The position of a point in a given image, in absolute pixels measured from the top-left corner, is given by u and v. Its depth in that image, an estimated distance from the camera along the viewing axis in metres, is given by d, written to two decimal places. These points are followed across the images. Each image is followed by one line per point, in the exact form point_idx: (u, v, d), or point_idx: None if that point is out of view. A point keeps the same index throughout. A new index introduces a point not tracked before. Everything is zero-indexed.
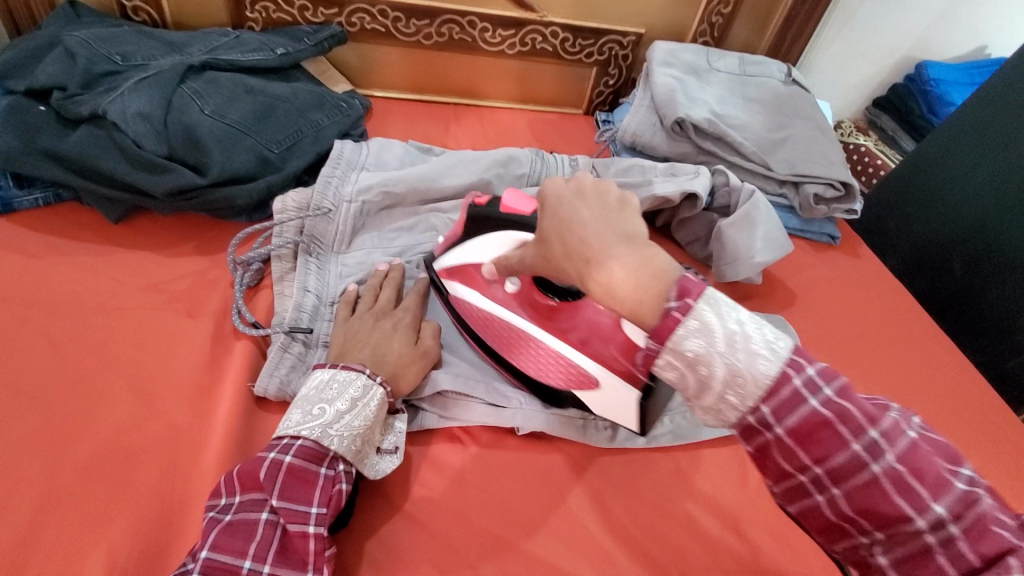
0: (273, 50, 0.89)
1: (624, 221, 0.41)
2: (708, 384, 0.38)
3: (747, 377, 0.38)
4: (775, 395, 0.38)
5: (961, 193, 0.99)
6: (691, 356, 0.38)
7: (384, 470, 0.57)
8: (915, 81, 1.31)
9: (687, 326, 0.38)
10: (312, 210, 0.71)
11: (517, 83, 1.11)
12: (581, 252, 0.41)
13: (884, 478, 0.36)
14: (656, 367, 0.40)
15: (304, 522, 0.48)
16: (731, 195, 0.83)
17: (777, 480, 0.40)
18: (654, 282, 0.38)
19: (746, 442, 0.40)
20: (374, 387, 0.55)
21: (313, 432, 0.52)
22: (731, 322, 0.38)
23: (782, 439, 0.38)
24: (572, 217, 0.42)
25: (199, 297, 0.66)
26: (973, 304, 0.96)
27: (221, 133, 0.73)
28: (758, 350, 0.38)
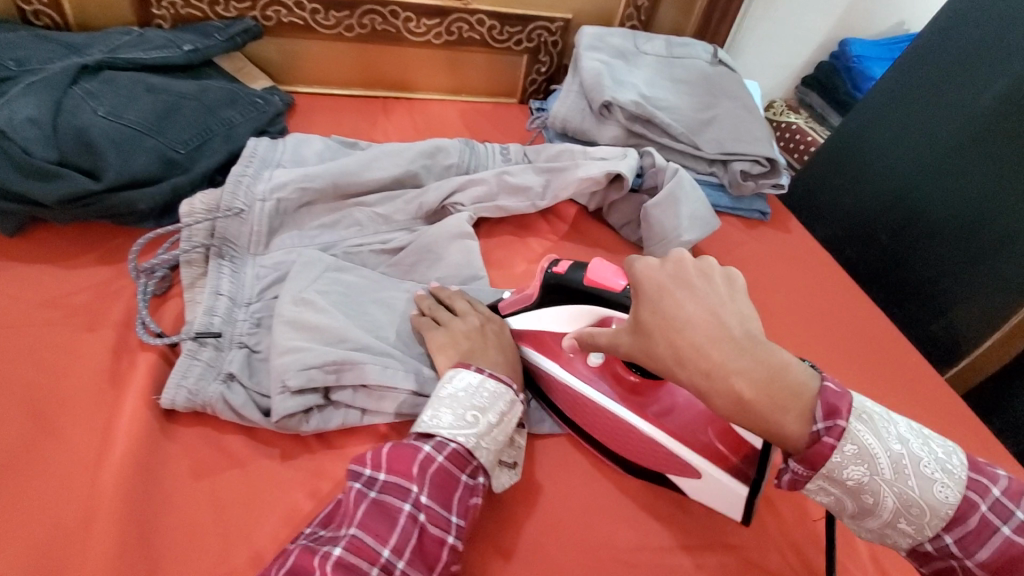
0: (179, 47, 0.85)
1: (738, 318, 0.45)
2: (874, 511, 0.44)
3: (920, 506, 0.43)
4: (955, 524, 0.43)
5: (887, 163, 1.01)
6: (852, 484, 0.44)
7: (503, 485, 0.57)
8: (839, 58, 1.35)
9: (844, 452, 0.43)
10: (223, 211, 0.68)
11: (448, 73, 1.09)
12: (703, 361, 0.44)
13: None
14: (808, 490, 0.46)
15: (445, 530, 0.48)
16: (657, 176, 0.84)
17: None
18: (784, 396, 0.43)
19: (925, 565, 0.46)
20: (517, 403, 0.56)
21: (469, 440, 0.52)
22: (894, 448, 0.44)
23: (972, 568, 0.43)
24: (680, 314, 0.46)
25: (101, 310, 0.63)
26: (898, 271, 1.00)
27: (118, 135, 0.69)
28: (930, 475, 0.44)
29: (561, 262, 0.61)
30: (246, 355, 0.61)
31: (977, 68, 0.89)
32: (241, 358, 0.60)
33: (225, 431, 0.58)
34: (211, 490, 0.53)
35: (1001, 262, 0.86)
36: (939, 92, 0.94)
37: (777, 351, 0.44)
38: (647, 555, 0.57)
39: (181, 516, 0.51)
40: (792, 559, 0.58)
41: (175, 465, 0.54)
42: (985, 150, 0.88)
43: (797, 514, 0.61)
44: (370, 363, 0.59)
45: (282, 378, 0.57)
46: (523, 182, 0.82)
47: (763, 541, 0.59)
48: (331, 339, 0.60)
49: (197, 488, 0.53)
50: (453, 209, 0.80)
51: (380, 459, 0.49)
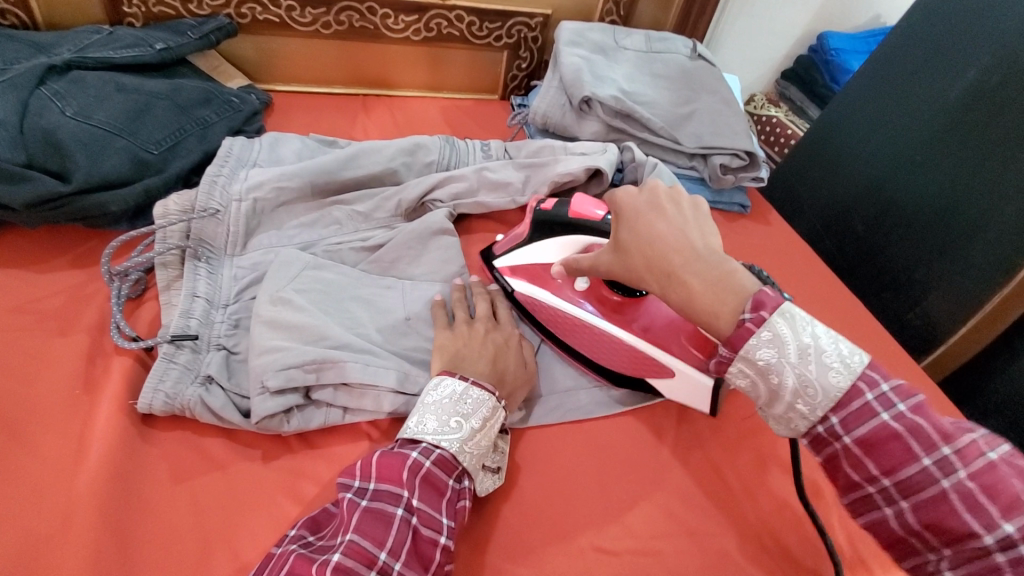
0: (151, 46, 0.83)
1: (699, 234, 0.51)
2: (778, 393, 0.44)
3: (816, 387, 0.43)
4: (843, 406, 0.43)
5: (861, 154, 1.03)
6: (762, 364, 0.44)
7: (488, 488, 0.57)
8: (817, 52, 1.36)
9: (760, 336, 0.44)
10: (198, 212, 0.68)
11: (428, 70, 1.09)
12: (665, 266, 0.50)
13: (955, 494, 0.39)
14: (729, 374, 0.47)
15: (438, 530, 0.48)
16: (637, 171, 0.84)
17: (846, 490, 0.45)
18: (725, 291, 0.46)
19: (818, 451, 0.45)
20: (499, 409, 0.56)
21: (453, 446, 0.52)
22: (807, 338, 0.43)
23: (849, 448, 0.43)
24: (647, 229, 0.52)
25: (74, 314, 0.62)
26: (875, 261, 1.02)
27: (88, 136, 0.67)
28: (830, 363, 0.43)
29: (548, 202, 0.70)
30: (224, 357, 0.60)
31: (948, 59, 0.90)
32: (219, 360, 0.59)
33: (203, 434, 0.57)
34: (188, 494, 0.53)
35: (972, 250, 0.88)
36: (911, 84, 0.95)
37: (731, 262, 0.48)
38: (629, 548, 0.57)
39: (157, 520, 0.51)
40: (772, 548, 0.59)
41: (151, 470, 0.54)
42: (956, 140, 0.89)
43: (776, 503, 0.62)
44: (350, 362, 0.58)
45: (260, 379, 0.56)
46: (503, 178, 0.82)
47: (743, 531, 0.60)
48: (311, 338, 0.60)
49: (174, 492, 0.53)
50: (434, 206, 0.80)
51: (370, 466, 0.49)
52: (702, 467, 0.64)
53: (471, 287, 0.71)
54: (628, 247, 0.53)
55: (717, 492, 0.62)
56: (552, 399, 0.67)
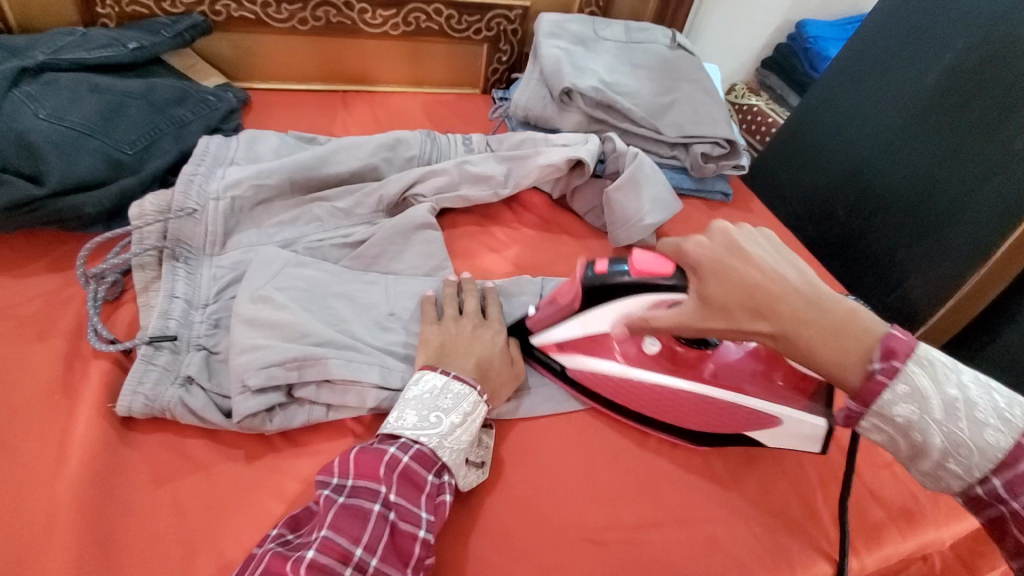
0: (124, 45, 0.82)
1: (797, 276, 0.52)
2: (925, 450, 0.45)
3: (970, 446, 0.43)
4: (1007, 466, 0.43)
5: (842, 140, 1.03)
6: (901, 421, 0.46)
7: (471, 483, 0.57)
8: (796, 40, 1.37)
9: (894, 390, 0.45)
10: (175, 212, 0.67)
11: (408, 65, 1.08)
12: (774, 317, 0.50)
13: None
14: (859, 427, 0.48)
15: (417, 524, 0.48)
16: (619, 161, 0.84)
17: (1014, 555, 0.44)
18: (850, 341, 0.47)
19: (979, 513, 0.46)
20: (481, 405, 0.56)
21: (431, 440, 0.52)
22: (950, 391, 0.44)
23: (1018, 513, 0.42)
24: (743, 278, 0.52)
25: (51, 318, 0.61)
26: (856, 246, 1.03)
27: (59, 138, 0.66)
28: (983, 418, 0.43)
29: (599, 261, 0.61)
30: (204, 357, 0.60)
31: (923, 44, 0.91)
32: (199, 360, 0.59)
33: (186, 435, 0.57)
34: (173, 498, 0.52)
35: (951, 233, 0.89)
36: (890, 69, 0.96)
37: (846, 305, 0.49)
38: (618, 536, 0.57)
39: (141, 524, 0.50)
40: (757, 530, 0.60)
41: (133, 474, 0.53)
42: (933, 123, 0.90)
43: (760, 485, 0.63)
44: (332, 358, 0.58)
45: (241, 378, 0.56)
46: (485, 171, 0.82)
47: (729, 516, 0.60)
48: (291, 335, 0.59)
49: (158, 496, 0.52)
50: (416, 201, 0.79)
51: (346, 463, 0.49)
52: (687, 454, 0.65)
53: (463, 283, 0.69)
54: (719, 296, 0.53)
55: (704, 478, 0.63)
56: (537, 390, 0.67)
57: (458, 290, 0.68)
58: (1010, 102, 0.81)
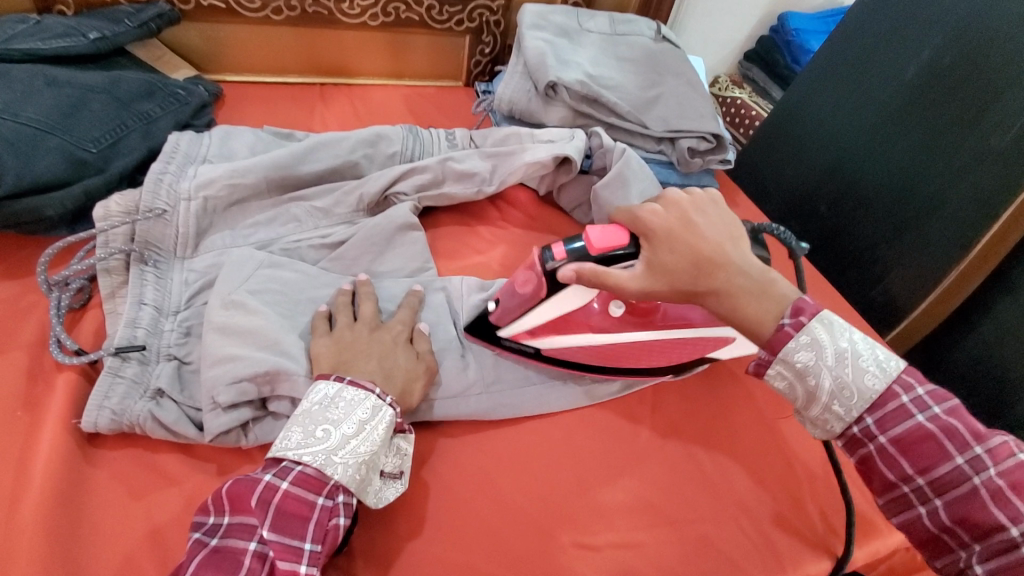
0: (84, 35, 0.77)
1: (730, 239, 0.53)
2: (815, 394, 0.48)
3: (853, 389, 0.47)
4: (878, 407, 0.47)
5: (824, 133, 1.04)
6: (800, 366, 0.48)
7: (387, 498, 0.53)
8: (779, 33, 1.36)
9: (799, 340, 0.48)
10: (143, 213, 0.64)
11: (388, 56, 1.05)
12: (699, 271, 0.51)
13: (984, 489, 0.43)
14: (769, 377, 0.50)
15: (297, 560, 0.45)
16: (606, 156, 0.83)
17: (883, 490, 0.49)
18: (769, 302, 0.50)
19: (852, 451, 0.50)
20: (384, 409, 0.52)
21: (316, 459, 0.48)
22: (842, 342, 0.47)
23: (884, 448, 0.47)
24: (679, 231, 0.53)
25: (10, 329, 0.58)
26: (840, 239, 1.03)
27: (14, 134, 0.62)
28: (866, 366, 0.47)
29: (556, 248, 0.56)
30: (175, 368, 0.57)
31: (903, 39, 0.91)
32: (170, 371, 0.56)
33: (159, 451, 0.54)
34: (146, 517, 0.50)
35: (929, 225, 0.90)
36: (869, 62, 0.96)
37: (769, 273, 0.52)
38: (608, 539, 0.57)
39: (112, 543, 0.48)
40: (752, 529, 0.60)
41: (103, 491, 0.51)
42: (915, 119, 0.90)
43: (754, 483, 0.63)
44: (304, 374, 0.56)
45: (211, 394, 0.54)
46: (469, 168, 0.80)
47: (720, 515, 0.60)
48: (267, 344, 0.57)
49: (128, 513, 0.50)
50: (397, 199, 0.77)
51: (219, 500, 0.46)
52: (679, 454, 0.64)
53: (359, 288, 0.65)
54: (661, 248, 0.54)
55: (695, 478, 0.62)
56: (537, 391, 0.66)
57: (352, 297, 0.64)
58: (987, 97, 0.82)
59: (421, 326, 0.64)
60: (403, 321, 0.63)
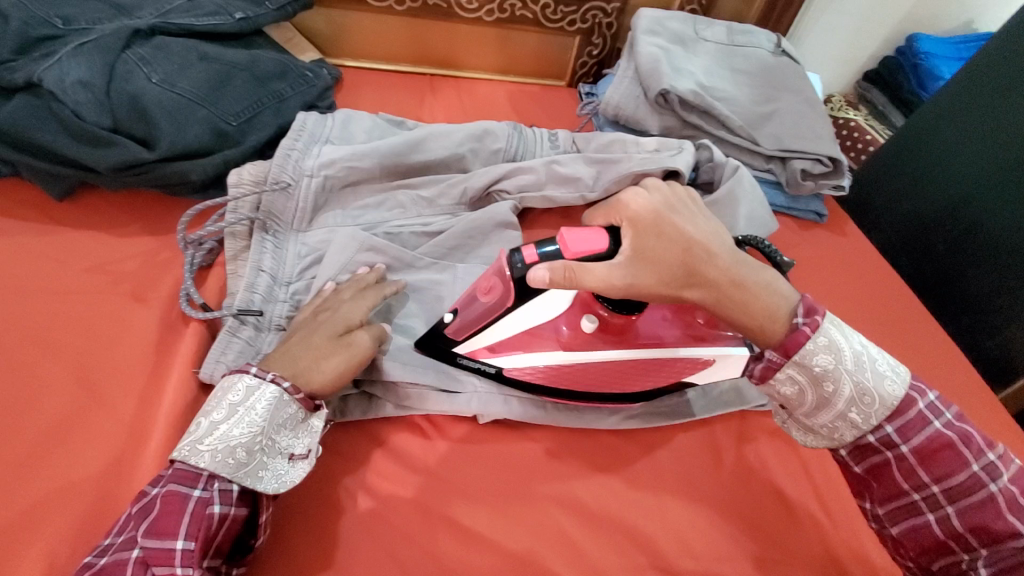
0: (231, 14, 0.80)
1: (720, 238, 0.56)
2: (830, 401, 0.51)
3: (873, 396, 0.50)
4: (899, 415, 0.50)
5: (947, 168, 0.96)
6: (818, 371, 0.50)
7: (293, 480, 0.50)
8: (905, 54, 1.27)
9: (816, 342, 0.50)
10: (270, 184, 0.68)
11: (498, 52, 1.06)
12: (702, 271, 0.53)
13: (1001, 497, 0.47)
14: (776, 382, 0.52)
15: (170, 563, 0.43)
16: (715, 171, 0.81)
17: (890, 498, 0.51)
18: (778, 299, 0.53)
19: (863, 461, 0.52)
20: (262, 386, 0.49)
21: (181, 452, 0.47)
22: (856, 344, 0.51)
23: (904, 455, 0.50)
24: (675, 231, 0.54)
25: (148, 280, 0.64)
26: (955, 283, 0.95)
27: (172, 104, 0.68)
28: (883, 372, 0.51)
29: (529, 250, 0.52)
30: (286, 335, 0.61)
31: None
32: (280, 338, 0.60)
33: None
34: None
35: None
36: (1007, 97, 0.88)
37: (769, 269, 0.55)
38: (688, 568, 0.56)
39: None
40: None
41: None
42: None
43: (847, 533, 0.59)
44: None
45: None
46: (573, 172, 0.79)
47: (807, 562, 0.57)
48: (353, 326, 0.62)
49: None
50: (498, 196, 0.78)
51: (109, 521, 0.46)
52: (767, 491, 0.61)
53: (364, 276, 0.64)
54: (659, 254, 0.53)
55: (781, 518, 0.60)
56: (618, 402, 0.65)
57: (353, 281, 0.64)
58: None
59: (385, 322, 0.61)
60: (365, 300, 0.60)
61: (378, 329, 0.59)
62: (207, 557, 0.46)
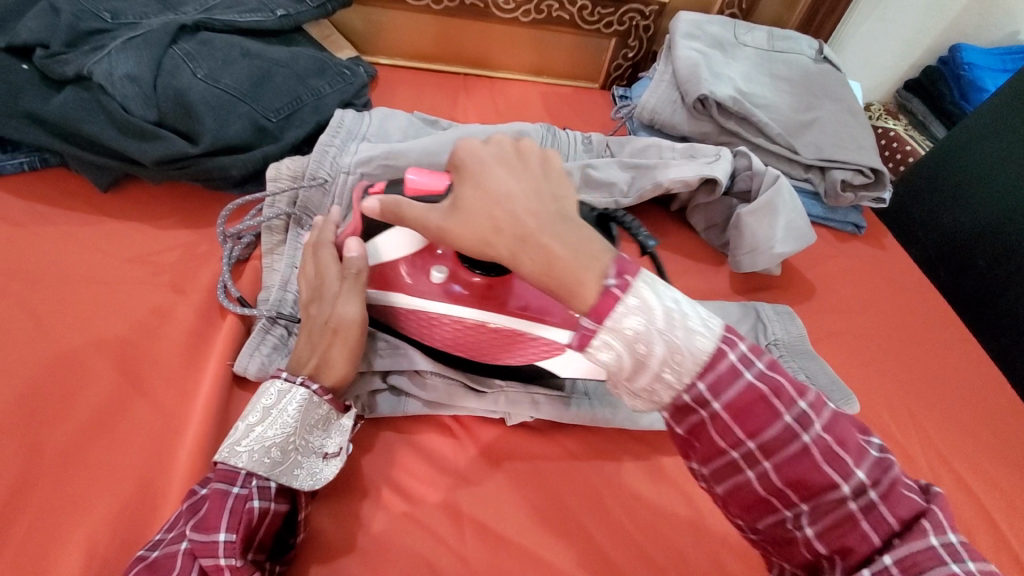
0: (272, 11, 0.81)
1: (553, 195, 0.42)
2: (645, 363, 0.38)
3: (685, 354, 0.38)
4: (709, 370, 0.38)
5: (992, 182, 0.93)
6: (630, 335, 0.38)
7: (327, 476, 0.51)
8: (948, 65, 1.24)
9: (625, 304, 0.38)
10: (307, 180, 0.68)
11: (532, 53, 1.05)
12: (517, 227, 0.40)
13: (814, 448, 0.38)
14: (592, 350, 0.39)
15: (214, 554, 0.43)
16: (753, 179, 0.79)
17: (707, 459, 0.41)
18: (586, 257, 0.39)
19: (678, 422, 0.40)
20: (294, 390, 0.50)
21: (221, 454, 0.47)
22: (669, 300, 0.39)
23: (718, 415, 0.39)
24: (498, 187, 0.42)
25: (188, 272, 0.64)
26: (995, 300, 0.91)
27: (215, 100, 0.69)
28: (694, 327, 0.39)
29: (376, 185, 0.56)
30: None
31: None
32: None
33: None
34: None
35: None
36: None
37: (585, 225, 0.41)
38: None
39: None
40: None
41: None
42: None
43: None
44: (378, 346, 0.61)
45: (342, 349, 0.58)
46: (608, 177, 0.78)
47: None
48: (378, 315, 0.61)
49: None
50: None
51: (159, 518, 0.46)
52: None
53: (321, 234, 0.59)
54: (472, 207, 0.42)
55: None
56: (651, 406, 0.63)
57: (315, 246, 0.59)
58: None
59: (356, 254, 0.55)
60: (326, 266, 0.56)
61: (357, 283, 0.54)
62: (250, 550, 0.46)
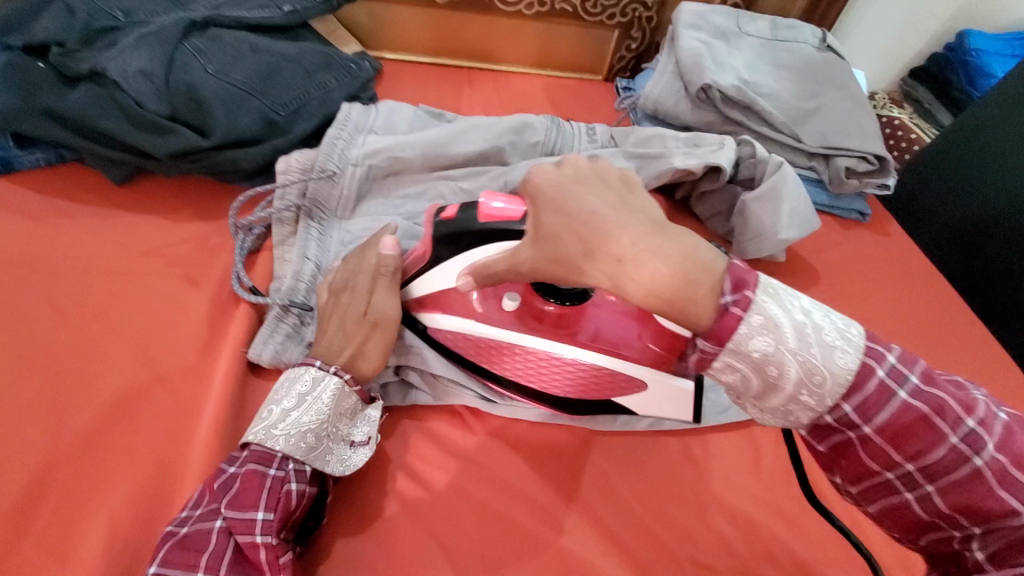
0: (279, 7, 0.82)
1: (640, 207, 0.41)
2: (778, 386, 0.38)
3: (824, 373, 0.36)
4: (857, 390, 0.37)
5: (1001, 169, 0.93)
6: (758, 357, 0.37)
7: (357, 463, 0.53)
8: (954, 51, 1.23)
9: (751, 322, 0.37)
10: (317, 172, 0.69)
11: (535, 45, 1.06)
12: (606, 244, 0.39)
13: (987, 472, 0.35)
14: (713, 371, 0.39)
15: (252, 532, 0.45)
16: (756, 167, 0.79)
17: (860, 479, 0.40)
18: (694, 272, 0.37)
19: (822, 441, 0.40)
20: (327, 378, 0.51)
21: (257, 436, 0.49)
22: (798, 314, 0.37)
23: (871, 437, 0.37)
24: (579, 206, 0.41)
25: (201, 264, 0.66)
26: (1004, 286, 0.92)
27: (226, 94, 0.70)
28: (833, 342, 0.37)
29: (450, 208, 0.53)
30: None
31: None
32: None
33: None
34: None
35: None
36: None
37: (687, 232, 0.39)
38: (726, 564, 0.55)
39: None
40: None
41: None
42: None
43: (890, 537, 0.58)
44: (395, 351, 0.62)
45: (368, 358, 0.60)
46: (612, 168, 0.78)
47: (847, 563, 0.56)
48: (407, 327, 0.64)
49: None
50: None
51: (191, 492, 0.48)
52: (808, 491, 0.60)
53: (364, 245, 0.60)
54: (556, 230, 0.42)
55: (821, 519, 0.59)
56: None
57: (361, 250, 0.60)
58: None
59: (390, 252, 0.57)
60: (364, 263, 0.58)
61: (393, 281, 0.57)
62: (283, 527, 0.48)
